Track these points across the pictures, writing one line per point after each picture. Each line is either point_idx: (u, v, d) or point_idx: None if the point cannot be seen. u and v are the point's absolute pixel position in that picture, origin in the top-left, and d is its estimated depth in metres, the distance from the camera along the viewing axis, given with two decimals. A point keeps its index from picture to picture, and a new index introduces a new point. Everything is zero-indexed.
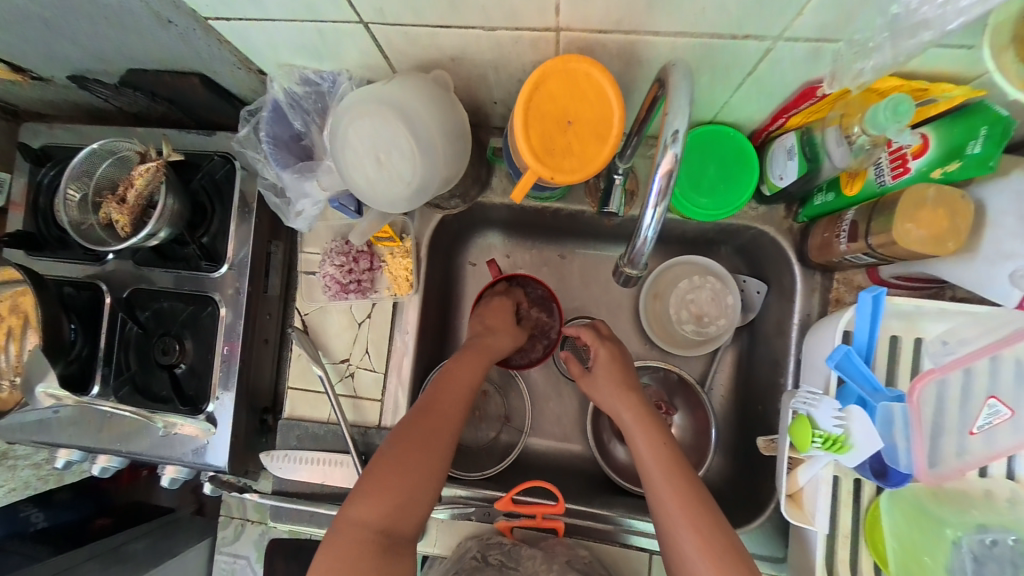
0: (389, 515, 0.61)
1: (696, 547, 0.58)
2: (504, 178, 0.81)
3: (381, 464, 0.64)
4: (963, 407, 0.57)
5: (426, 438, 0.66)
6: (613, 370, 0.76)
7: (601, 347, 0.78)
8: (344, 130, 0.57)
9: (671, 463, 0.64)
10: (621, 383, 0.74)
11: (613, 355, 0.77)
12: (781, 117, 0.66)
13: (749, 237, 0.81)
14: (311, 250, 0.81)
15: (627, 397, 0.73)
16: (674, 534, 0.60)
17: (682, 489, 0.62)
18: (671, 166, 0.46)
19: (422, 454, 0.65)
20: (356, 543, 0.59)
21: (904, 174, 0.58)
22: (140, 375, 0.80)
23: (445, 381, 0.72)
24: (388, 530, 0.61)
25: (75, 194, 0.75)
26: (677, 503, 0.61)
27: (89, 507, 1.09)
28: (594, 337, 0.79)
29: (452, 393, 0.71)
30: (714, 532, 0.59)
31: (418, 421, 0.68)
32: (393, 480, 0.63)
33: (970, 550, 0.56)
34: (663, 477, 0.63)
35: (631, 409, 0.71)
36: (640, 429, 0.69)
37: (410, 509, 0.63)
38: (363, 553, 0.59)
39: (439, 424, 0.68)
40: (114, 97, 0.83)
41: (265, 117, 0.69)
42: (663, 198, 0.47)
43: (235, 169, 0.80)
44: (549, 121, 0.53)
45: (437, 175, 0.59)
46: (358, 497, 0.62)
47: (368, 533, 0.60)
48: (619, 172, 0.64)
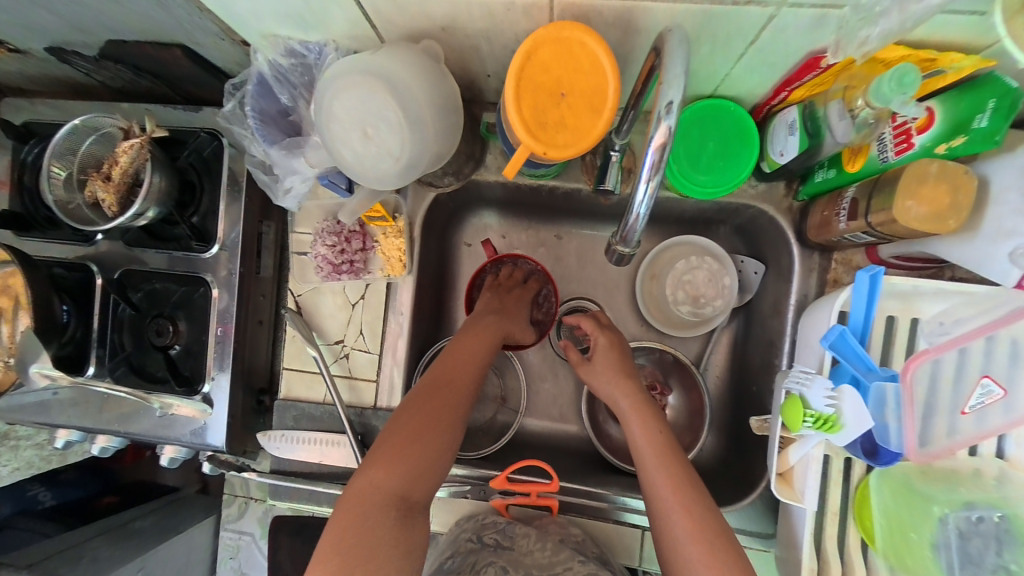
0: (407, 482, 0.63)
1: (688, 533, 0.59)
2: (498, 156, 0.80)
3: (397, 432, 0.65)
4: (955, 386, 0.57)
5: (440, 408, 0.68)
6: (611, 358, 0.76)
7: (601, 335, 0.78)
8: (330, 104, 0.55)
9: (665, 450, 0.65)
10: (618, 370, 0.74)
11: (611, 344, 0.77)
12: (784, 90, 0.63)
13: (748, 216, 0.80)
14: (303, 230, 0.79)
15: (623, 384, 0.73)
16: (666, 518, 0.61)
17: (675, 474, 0.63)
18: (664, 140, 0.44)
19: (438, 424, 0.67)
20: (375, 508, 0.60)
21: (908, 149, 0.56)
22: (136, 356, 0.80)
23: (455, 354, 0.74)
24: (406, 497, 0.62)
25: (59, 172, 0.73)
26: (670, 489, 0.62)
27: (96, 486, 1.13)
28: (594, 326, 0.78)
29: (464, 367, 0.73)
30: (704, 516, 0.60)
31: (431, 392, 0.69)
32: (407, 445, 0.64)
33: (956, 527, 0.57)
34: (657, 463, 0.64)
35: (628, 396, 0.72)
36: (636, 416, 0.70)
37: (426, 476, 0.64)
38: (382, 518, 0.59)
39: (453, 396, 0.70)
40: (96, 70, 0.80)
41: (251, 91, 0.67)
42: (657, 172, 0.46)
43: (223, 146, 0.78)
44: (543, 93, 0.51)
45: (426, 150, 0.57)
46: (373, 462, 0.63)
47: (386, 498, 0.61)
48: (616, 147, 0.62)
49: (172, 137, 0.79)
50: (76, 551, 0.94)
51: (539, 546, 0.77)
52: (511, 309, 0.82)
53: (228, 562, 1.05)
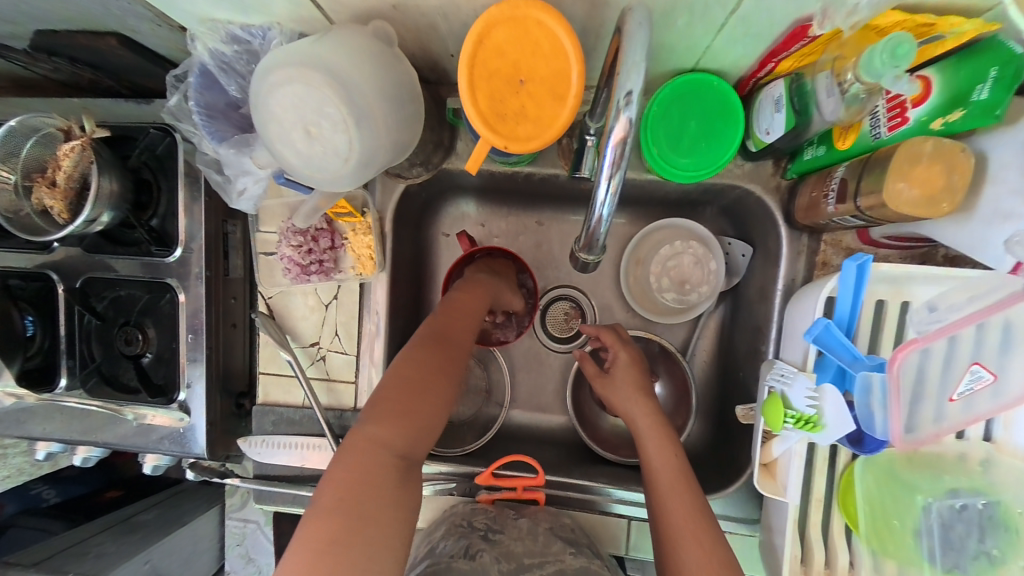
0: (412, 439, 0.55)
1: (698, 563, 0.56)
2: (469, 142, 0.75)
3: (401, 383, 0.57)
4: (944, 373, 0.55)
5: (447, 361, 0.61)
6: (631, 372, 0.75)
7: (622, 349, 0.77)
8: (265, 101, 0.50)
9: (679, 477, 0.63)
10: (637, 385, 0.74)
11: (633, 360, 0.77)
12: (770, 62, 0.58)
13: (734, 197, 0.76)
14: (268, 229, 0.76)
15: (640, 402, 0.72)
16: (677, 550, 0.58)
17: (688, 505, 0.60)
18: (623, 134, 0.41)
19: (445, 378, 0.60)
20: (378, 465, 0.51)
21: (902, 125, 0.52)
22: (106, 365, 0.78)
23: (456, 309, 0.67)
24: (408, 456, 0.54)
25: (7, 176, 0.68)
26: (682, 516, 0.60)
27: (98, 481, 1.19)
28: (616, 339, 0.78)
29: (466, 323, 0.66)
30: (714, 549, 0.57)
31: (436, 343, 0.61)
32: (414, 399, 0.56)
33: (938, 514, 0.56)
34: (670, 488, 0.62)
35: (646, 415, 0.70)
36: (654, 437, 0.68)
37: (429, 434, 0.57)
38: (386, 476, 0.51)
39: (458, 350, 0.63)
40: (33, 64, 0.74)
41: (193, 83, 0.61)
42: (618, 169, 0.43)
43: (176, 141, 0.73)
44: (500, 80, 0.47)
45: (379, 146, 0.53)
46: (375, 415, 0.54)
47: (390, 455, 0.53)
48: (591, 131, 0.57)
49: (121, 134, 0.74)
50: (81, 547, 0.95)
51: (530, 535, 0.72)
52: (505, 283, 0.77)
53: (235, 548, 1.11)
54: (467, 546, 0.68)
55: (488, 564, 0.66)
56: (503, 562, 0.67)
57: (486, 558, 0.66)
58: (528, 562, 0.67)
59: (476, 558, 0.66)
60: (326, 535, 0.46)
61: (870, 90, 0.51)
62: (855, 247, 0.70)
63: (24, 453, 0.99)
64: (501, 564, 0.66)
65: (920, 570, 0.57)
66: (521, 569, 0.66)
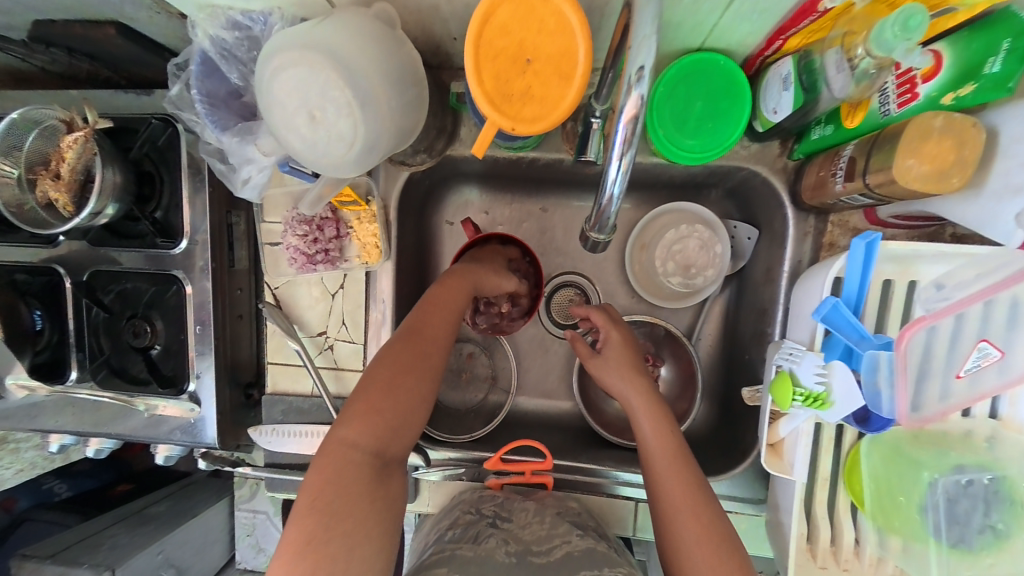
0: (383, 437, 0.56)
1: (694, 535, 0.58)
2: (473, 127, 0.74)
3: (371, 385, 0.58)
4: (952, 351, 0.55)
5: (417, 359, 0.61)
6: (624, 353, 0.74)
7: (613, 330, 0.76)
8: (269, 87, 0.50)
9: (675, 451, 0.64)
10: (631, 365, 0.73)
11: (625, 341, 0.76)
12: (778, 40, 0.58)
13: (740, 178, 0.76)
14: (272, 219, 0.76)
15: (636, 381, 0.71)
16: (673, 522, 0.59)
17: (686, 477, 0.61)
18: (635, 111, 0.40)
19: (416, 376, 0.60)
20: (350, 466, 0.53)
21: (911, 101, 0.51)
22: (116, 358, 0.78)
23: (432, 303, 0.66)
24: (382, 453, 0.56)
25: (9, 170, 0.67)
26: (680, 490, 0.61)
27: (109, 475, 1.22)
28: (608, 320, 0.76)
29: (444, 317, 0.66)
30: (712, 519, 0.59)
31: (407, 342, 0.62)
32: (382, 399, 0.57)
33: (944, 490, 0.57)
34: (666, 463, 0.63)
35: (642, 395, 0.70)
36: (648, 414, 0.68)
37: (403, 431, 0.58)
38: (358, 475, 0.53)
39: (432, 345, 0.63)
40: (31, 56, 0.73)
41: (194, 71, 0.61)
42: (629, 147, 0.42)
43: (179, 132, 0.72)
44: (506, 60, 0.46)
45: (384, 132, 0.53)
46: (347, 417, 0.56)
47: (361, 455, 0.54)
48: (596, 113, 0.58)
49: (123, 126, 0.74)
50: (96, 537, 0.97)
51: (538, 520, 0.72)
52: (494, 265, 0.75)
53: (245, 539, 1.09)
54: (474, 532, 0.68)
55: (494, 548, 0.65)
56: (510, 545, 0.66)
57: (492, 542, 0.66)
58: (533, 546, 0.67)
59: (483, 543, 0.66)
60: (303, 534, 0.49)
61: (881, 65, 0.50)
62: (862, 227, 0.70)
63: (36, 447, 1.00)
64: (506, 547, 0.66)
65: (925, 545, 0.58)
66: (527, 552, 0.65)
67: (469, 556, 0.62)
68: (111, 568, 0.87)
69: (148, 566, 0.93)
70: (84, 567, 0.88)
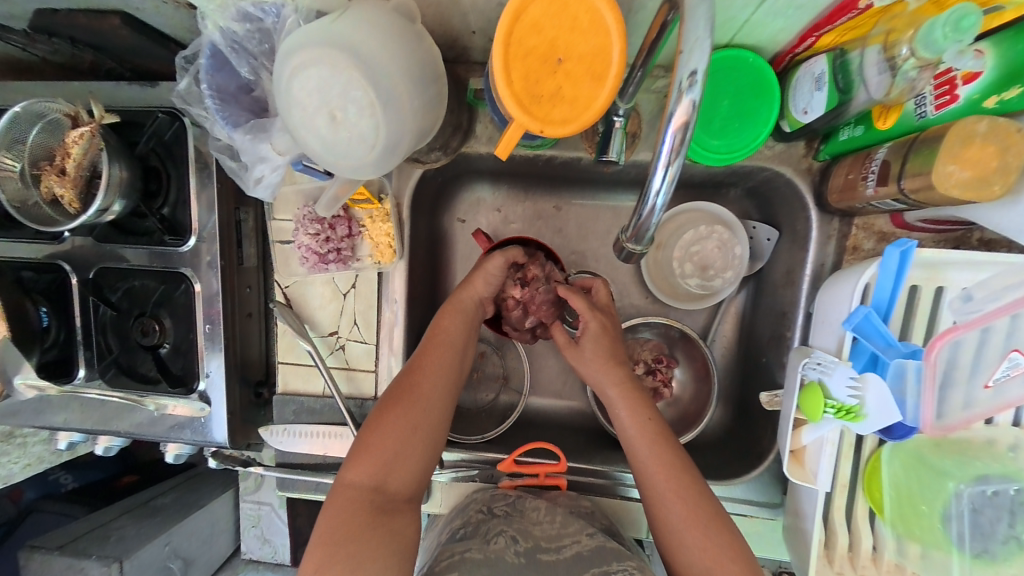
0: (381, 474, 0.57)
1: (682, 520, 0.58)
2: (489, 124, 0.71)
3: (367, 423, 0.61)
4: (978, 360, 0.55)
5: (406, 393, 0.62)
6: (601, 345, 0.69)
7: (592, 319, 0.70)
8: (288, 86, 0.48)
9: (656, 434, 0.62)
10: (609, 357, 0.69)
11: (603, 330, 0.70)
12: (811, 36, 0.57)
13: (762, 179, 0.74)
14: (283, 217, 0.75)
15: (612, 371, 0.68)
16: (660, 506, 0.59)
17: (668, 460, 0.61)
18: (685, 118, 0.39)
19: (404, 409, 0.61)
20: (349, 501, 0.55)
21: (950, 103, 0.50)
22: (124, 357, 0.76)
23: (430, 341, 0.67)
24: (382, 488, 0.57)
25: (11, 164, 0.65)
26: (661, 473, 0.60)
27: (116, 466, 1.20)
28: (586, 306, 0.70)
29: (439, 354, 0.66)
30: (698, 499, 0.58)
31: (399, 379, 0.64)
32: (379, 437, 0.59)
33: (969, 500, 0.56)
34: (648, 449, 0.62)
35: (617, 384, 0.67)
36: (625, 405, 0.65)
37: (399, 465, 0.59)
38: (356, 509, 0.55)
39: (422, 379, 0.64)
40: (31, 45, 0.70)
41: (204, 65, 0.58)
42: (677, 155, 0.40)
43: (186, 126, 0.70)
44: (536, 59, 0.44)
45: (404, 132, 0.51)
46: (353, 455, 0.59)
47: (360, 491, 0.56)
48: (619, 113, 0.54)
49: (130, 120, 0.72)
50: (104, 529, 0.97)
51: (549, 518, 0.70)
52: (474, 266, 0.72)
53: (251, 530, 1.08)
54: (485, 530, 0.66)
55: (504, 548, 0.63)
56: (519, 543, 0.64)
57: (501, 542, 0.64)
58: (543, 543, 0.65)
59: (492, 543, 0.64)
60: (314, 560, 0.51)
61: (923, 66, 0.48)
62: (888, 231, 0.69)
63: (43, 441, 0.99)
64: (516, 547, 0.63)
65: (948, 554, 0.57)
66: (536, 549, 0.64)
67: (478, 559, 0.60)
68: (120, 560, 0.87)
69: (156, 558, 0.93)
70: (93, 559, 0.88)
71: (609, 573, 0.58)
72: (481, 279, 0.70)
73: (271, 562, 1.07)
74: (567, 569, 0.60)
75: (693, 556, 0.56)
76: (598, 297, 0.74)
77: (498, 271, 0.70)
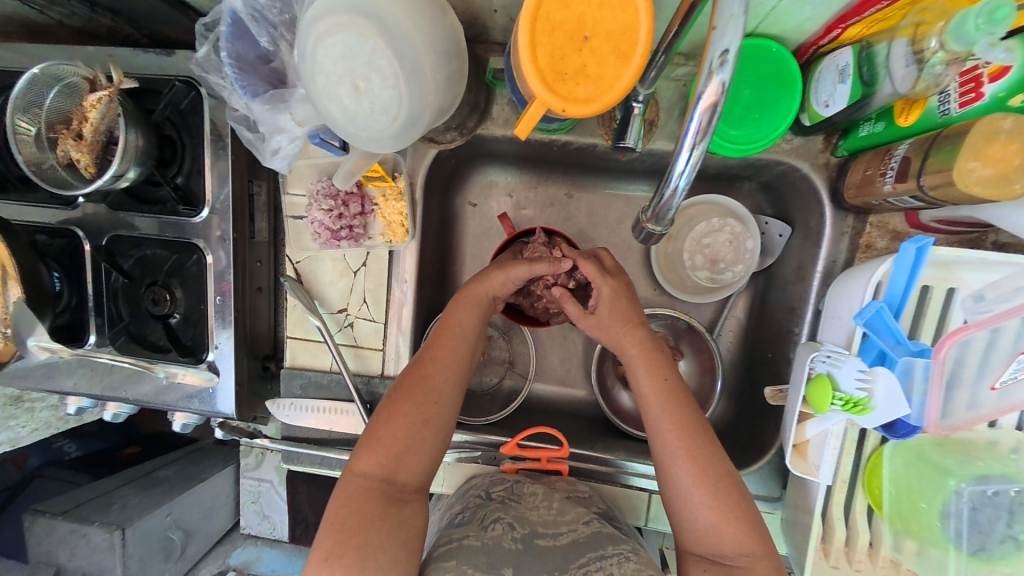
0: (391, 465, 0.57)
1: (690, 477, 0.57)
2: (506, 105, 0.71)
3: (378, 414, 0.60)
4: (985, 362, 0.55)
5: (418, 385, 0.61)
6: (619, 308, 0.66)
7: (605, 284, 0.65)
8: (313, 53, 0.48)
9: (671, 394, 0.61)
10: (628, 319, 0.65)
11: (618, 293, 0.66)
12: (837, 28, 0.57)
13: (777, 173, 0.73)
14: (296, 191, 0.75)
15: (631, 333, 0.65)
16: (669, 464, 0.58)
17: (681, 420, 0.59)
18: (714, 99, 0.39)
19: (415, 402, 0.59)
20: (358, 492, 0.55)
21: (975, 100, 0.49)
22: (135, 325, 0.77)
23: (445, 332, 0.65)
24: (391, 479, 0.57)
25: (27, 128, 0.65)
26: (675, 433, 0.58)
27: (118, 437, 1.23)
28: (597, 272, 0.65)
29: (452, 346, 0.64)
30: (709, 459, 0.57)
31: (410, 371, 0.62)
32: (389, 430, 0.58)
33: (969, 499, 0.56)
34: (663, 409, 0.60)
35: (637, 344, 0.64)
36: (644, 364, 0.63)
37: (409, 456, 0.58)
38: (366, 501, 0.55)
39: (434, 372, 0.62)
40: (47, 7, 0.70)
41: (224, 32, 0.58)
42: (703, 137, 0.41)
43: (202, 96, 0.70)
44: (562, 36, 0.44)
45: (426, 106, 0.51)
46: (360, 447, 0.59)
47: (370, 481, 0.56)
48: (639, 98, 0.53)
49: (147, 87, 0.71)
50: (107, 498, 0.98)
51: (545, 505, 0.69)
52: (500, 263, 0.68)
53: (251, 505, 1.05)
54: (482, 516, 0.65)
55: (501, 535, 0.61)
56: (516, 530, 0.63)
57: (499, 528, 0.63)
58: (540, 529, 0.64)
59: (489, 530, 0.62)
60: (323, 550, 0.52)
61: (951, 61, 0.47)
62: (902, 230, 0.68)
63: (51, 407, 1.00)
64: (513, 533, 0.62)
65: (944, 551, 0.57)
66: (533, 535, 0.63)
67: (476, 546, 0.59)
68: (122, 527, 0.89)
69: (156, 528, 0.94)
70: (96, 525, 0.90)
71: (604, 557, 0.58)
72: (501, 279, 0.66)
73: (270, 537, 1.06)
74: (563, 557, 0.59)
75: (699, 514, 0.56)
76: (604, 263, 0.69)
77: (522, 277, 0.66)
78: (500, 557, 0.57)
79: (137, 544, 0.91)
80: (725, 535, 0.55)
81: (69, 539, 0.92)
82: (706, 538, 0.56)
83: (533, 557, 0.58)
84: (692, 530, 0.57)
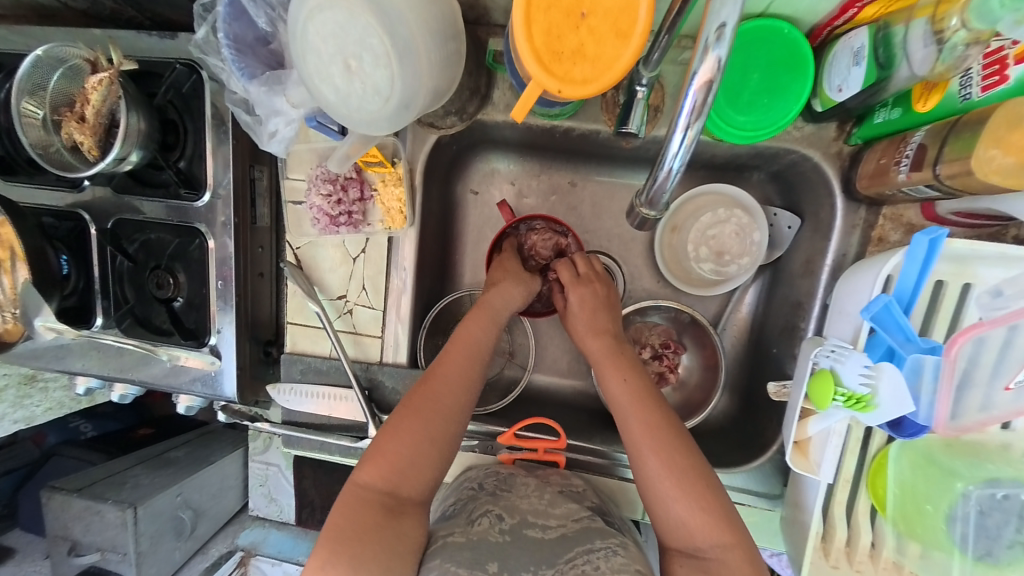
0: (398, 480, 0.58)
1: (658, 472, 0.56)
2: (507, 90, 0.70)
3: (386, 427, 0.60)
4: (1000, 362, 0.52)
5: (428, 403, 0.61)
6: (587, 316, 0.71)
7: (573, 292, 0.72)
8: (304, 30, 0.48)
9: (641, 394, 0.61)
10: (593, 327, 0.70)
11: (585, 302, 0.71)
12: (853, 7, 0.54)
13: (788, 162, 0.70)
14: (296, 176, 0.75)
15: (593, 340, 0.69)
16: (639, 459, 0.58)
17: (653, 420, 0.59)
18: (710, 76, 0.37)
19: (423, 420, 0.60)
20: (358, 501, 0.56)
21: (999, 84, 0.46)
22: (140, 307, 0.78)
23: (456, 347, 0.66)
24: (394, 492, 0.57)
25: (33, 111, 0.66)
26: (642, 430, 0.58)
27: (132, 418, 1.26)
28: (567, 279, 0.73)
29: (462, 363, 0.64)
30: (680, 455, 0.57)
31: (420, 387, 0.62)
32: (396, 445, 0.58)
33: (977, 502, 0.54)
34: (634, 412, 0.60)
35: (599, 347, 0.68)
36: (609, 366, 0.65)
37: (414, 472, 0.58)
38: (366, 509, 0.55)
39: (444, 390, 0.62)
40: None
41: (221, 13, 0.57)
42: (698, 117, 0.39)
43: (203, 79, 0.70)
44: (559, 13, 0.43)
45: (420, 88, 0.50)
46: (365, 458, 0.59)
47: (373, 493, 0.57)
48: (642, 81, 0.51)
49: (149, 70, 0.72)
50: (120, 476, 1.00)
51: (537, 494, 0.68)
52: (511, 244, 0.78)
53: (258, 488, 1.10)
54: (471, 509, 0.65)
55: (487, 529, 0.61)
56: (505, 521, 0.62)
57: (486, 522, 0.62)
58: (529, 518, 0.64)
59: (476, 524, 0.61)
60: (321, 554, 0.52)
61: (972, 42, 0.45)
62: (917, 223, 0.66)
63: (63, 387, 1.02)
64: (501, 525, 0.62)
65: (949, 555, 0.56)
66: (522, 525, 0.62)
67: (462, 542, 0.58)
68: (134, 505, 0.91)
69: (167, 506, 0.96)
70: (109, 502, 0.92)
71: (592, 551, 0.58)
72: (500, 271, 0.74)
73: (277, 519, 1.09)
74: (550, 551, 0.59)
75: (670, 508, 0.55)
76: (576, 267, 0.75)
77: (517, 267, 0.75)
78: (485, 552, 0.57)
79: (148, 521, 0.93)
80: (696, 529, 0.54)
81: (83, 515, 0.94)
82: (679, 533, 0.55)
83: (520, 550, 0.58)
84: (673, 522, 0.55)
